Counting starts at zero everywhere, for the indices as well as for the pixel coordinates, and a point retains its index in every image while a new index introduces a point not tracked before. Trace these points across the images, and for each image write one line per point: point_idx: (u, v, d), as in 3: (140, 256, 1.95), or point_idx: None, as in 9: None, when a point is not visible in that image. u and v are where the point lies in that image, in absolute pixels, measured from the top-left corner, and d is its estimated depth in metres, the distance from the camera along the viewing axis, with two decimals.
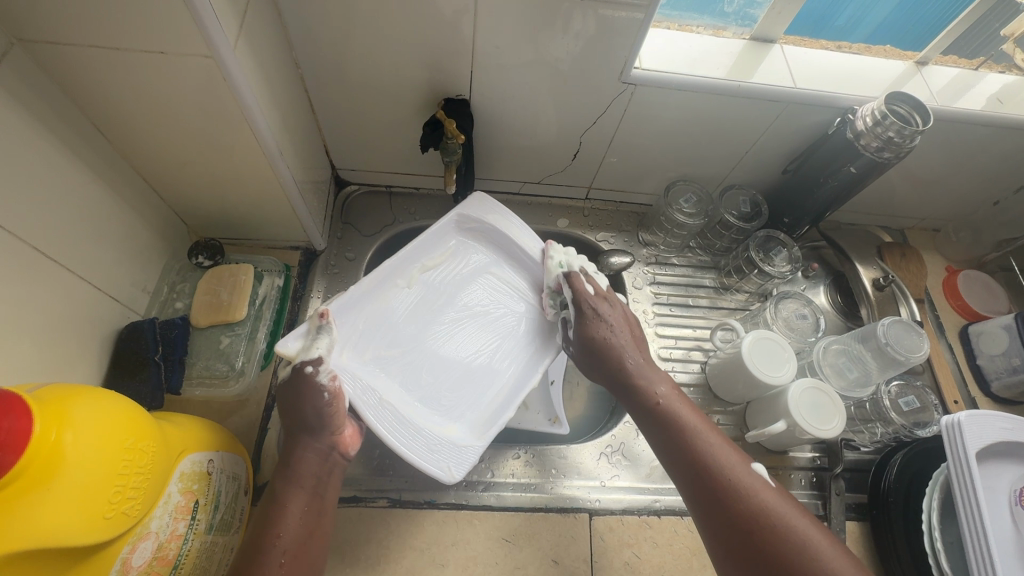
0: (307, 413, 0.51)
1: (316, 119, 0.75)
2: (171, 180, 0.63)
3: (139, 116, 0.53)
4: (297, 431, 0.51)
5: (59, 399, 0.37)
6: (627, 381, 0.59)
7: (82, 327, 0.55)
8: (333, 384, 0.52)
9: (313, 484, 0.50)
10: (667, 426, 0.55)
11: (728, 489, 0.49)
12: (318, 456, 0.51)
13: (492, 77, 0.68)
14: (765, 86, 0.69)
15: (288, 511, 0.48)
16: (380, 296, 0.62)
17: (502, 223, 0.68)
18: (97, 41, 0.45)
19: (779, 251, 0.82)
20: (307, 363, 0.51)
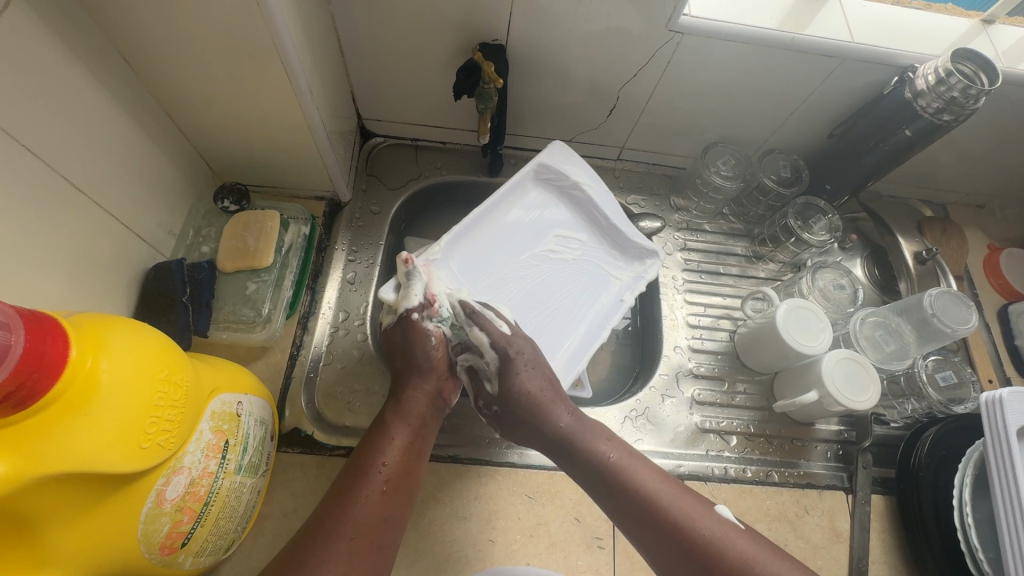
0: (417, 352, 0.55)
1: (344, 63, 0.72)
2: (196, 118, 0.61)
3: (165, 45, 0.50)
4: (408, 375, 0.55)
5: (95, 327, 0.36)
6: (570, 448, 0.53)
7: (108, 263, 0.53)
8: (438, 332, 0.56)
9: (417, 424, 0.52)
10: (623, 493, 0.49)
11: (709, 551, 0.44)
12: (426, 397, 0.54)
13: (531, 22, 0.65)
14: (820, 39, 0.64)
15: (393, 443, 0.50)
16: (473, 244, 0.68)
17: (578, 171, 0.72)
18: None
19: (818, 219, 0.79)
20: (412, 310, 0.55)
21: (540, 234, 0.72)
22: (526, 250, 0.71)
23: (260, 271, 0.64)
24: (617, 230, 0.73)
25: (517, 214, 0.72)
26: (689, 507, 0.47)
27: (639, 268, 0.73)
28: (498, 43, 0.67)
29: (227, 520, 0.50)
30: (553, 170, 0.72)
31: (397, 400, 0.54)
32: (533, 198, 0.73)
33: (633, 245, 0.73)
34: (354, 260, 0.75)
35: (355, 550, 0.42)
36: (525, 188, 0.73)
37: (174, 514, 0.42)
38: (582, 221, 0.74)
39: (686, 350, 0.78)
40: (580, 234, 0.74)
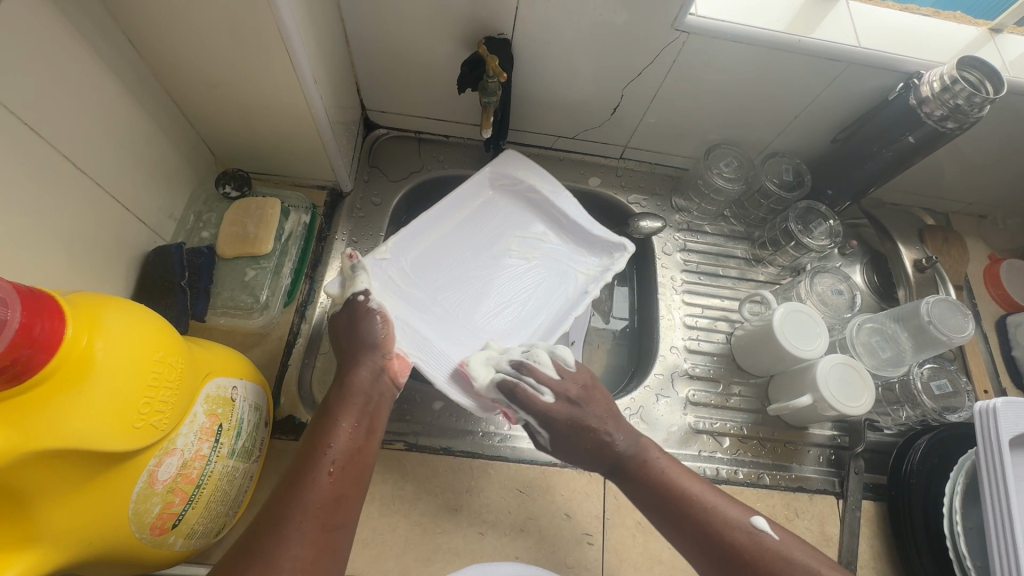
0: (365, 334, 0.55)
1: (350, 53, 0.72)
2: (200, 103, 0.61)
3: (171, 29, 0.51)
4: (351, 353, 0.55)
5: (93, 307, 0.37)
6: (629, 467, 0.53)
7: (108, 244, 0.54)
8: (382, 308, 0.58)
9: (365, 402, 0.51)
10: (667, 501, 0.51)
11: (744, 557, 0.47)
12: (370, 374, 0.53)
13: (537, 18, 0.64)
14: (827, 42, 0.64)
15: (340, 426, 0.49)
16: (423, 246, 0.67)
17: (535, 176, 0.74)
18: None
19: (818, 224, 0.79)
20: (360, 293, 0.58)
21: (491, 235, 0.73)
22: (482, 251, 0.72)
23: (260, 258, 0.64)
24: (583, 227, 0.73)
25: (468, 218, 0.72)
26: (731, 513, 0.49)
27: (607, 260, 0.73)
28: (503, 37, 0.67)
29: (218, 503, 0.50)
30: (510, 177, 0.74)
31: (341, 380, 0.53)
32: (498, 203, 0.74)
33: (600, 238, 0.73)
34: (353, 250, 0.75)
35: (307, 533, 0.42)
36: (480, 191, 0.74)
37: (165, 495, 0.42)
38: (544, 223, 0.75)
39: (682, 350, 0.79)
40: (546, 236, 0.75)
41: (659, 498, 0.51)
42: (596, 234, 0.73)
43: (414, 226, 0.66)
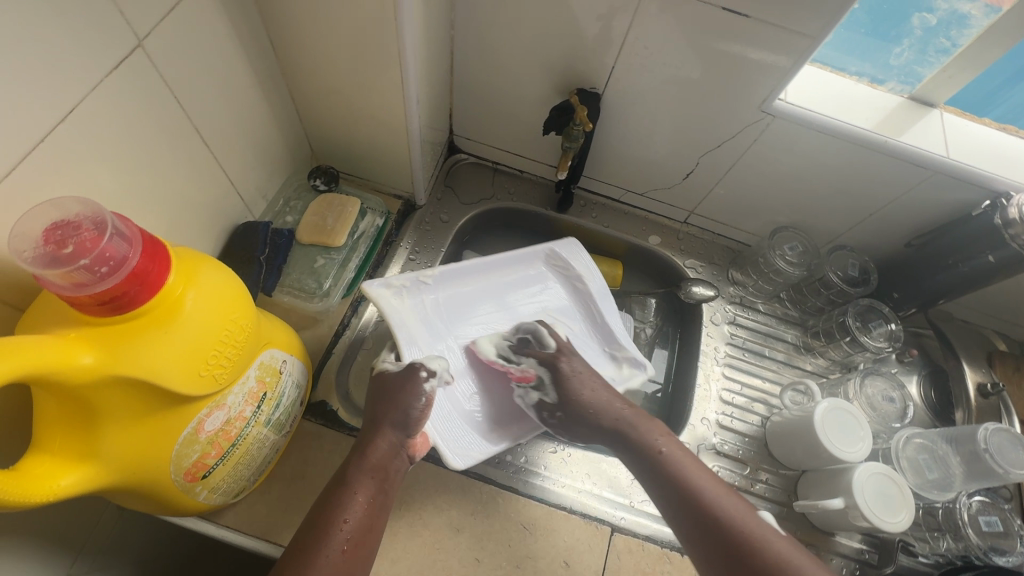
0: (400, 405, 0.58)
1: (451, 82, 0.78)
2: (314, 103, 0.68)
3: (309, 38, 0.58)
4: (383, 420, 0.57)
5: (190, 261, 0.41)
6: (620, 435, 0.59)
7: (211, 211, 0.59)
8: (430, 393, 0.60)
9: (381, 477, 0.53)
10: (672, 486, 0.53)
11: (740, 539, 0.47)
12: (389, 449, 0.55)
13: (630, 79, 0.69)
14: (913, 147, 0.65)
15: (354, 498, 0.50)
16: (465, 289, 0.73)
17: (586, 267, 0.77)
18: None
19: (877, 324, 0.77)
20: (421, 368, 0.61)
21: (528, 302, 0.76)
22: (513, 312, 0.75)
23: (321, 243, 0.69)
24: (611, 333, 0.75)
25: (509, 277, 0.76)
26: (734, 504, 0.50)
27: (620, 371, 0.73)
28: (594, 90, 0.71)
29: (244, 466, 0.53)
30: (565, 262, 0.77)
31: (359, 451, 0.55)
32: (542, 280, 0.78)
33: (620, 351, 0.74)
34: (414, 260, 0.80)
35: None
36: (526, 262, 0.77)
37: (205, 445, 0.46)
38: (581, 313, 0.77)
39: (712, 424, 0.77)
40: (576, 322, 0.77)
41: (648, 465, 0.56)
42: (620, 344, 0.74)
43: (460, 268, 0.72)
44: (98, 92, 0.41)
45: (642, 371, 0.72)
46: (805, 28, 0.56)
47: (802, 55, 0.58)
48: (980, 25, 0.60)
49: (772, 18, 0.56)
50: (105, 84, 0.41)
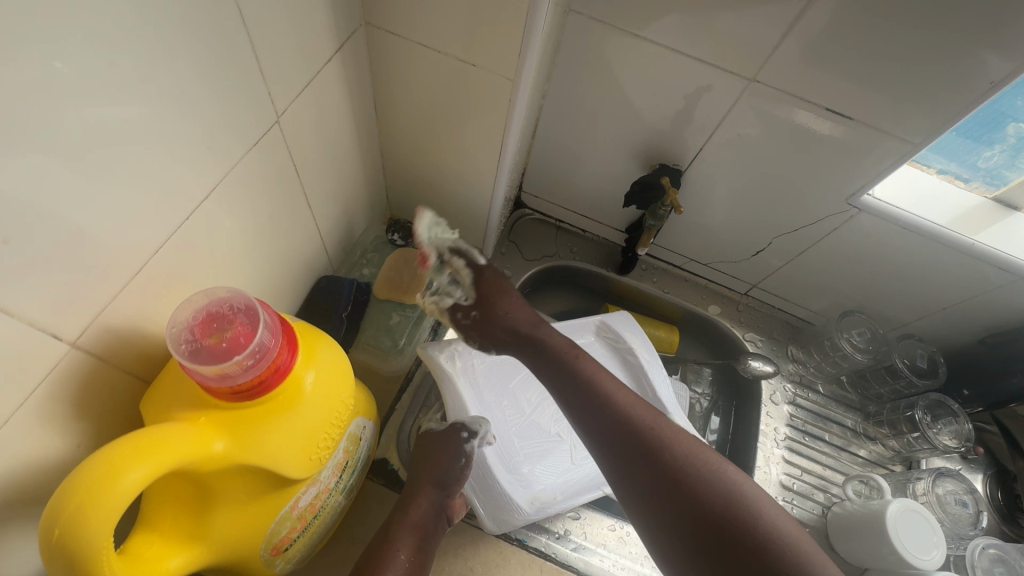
0: (442, 466, 0.59)
1: (530, 145, 0.79)
2: (404, 162, 0.69)
3: (416, 107, 0.59)
4: (424, 478, 0.59)
5: (310, 341, 0.41)
6: (536, 340, 0.61)
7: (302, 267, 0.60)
8: (470, 454, 0.61)
9: (421, 535, 0.56)
10: (566, 377, 0.56)
11: (648, 437, 0.49)
12: (429, 507, 0.58)
13: (716, 160, 0.70)
14: (1000, 253, 0.65)
15: (397, 555, 0.53)
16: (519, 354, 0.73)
17: (636, 342, 0.78)
18: (428, 41, 0.50)
19: (946, 420, 0.76)
20: (463, 428, 0.62)
21: None
22: None
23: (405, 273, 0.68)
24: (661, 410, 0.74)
25: None
26: (635, 404, 0.52)
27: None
28: (677, 167, 0.72)
29: (316, 536, 0.52)
30: (616, 334, 0.78)
31: (401, 508, 0.58)
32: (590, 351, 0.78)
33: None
34: None
35: None
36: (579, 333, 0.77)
37: (294, 521, 0.45)
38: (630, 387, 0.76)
39: None
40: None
41: (559, 367, 0.58)
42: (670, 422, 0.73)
43: None
44: (239, 168, 0.42)
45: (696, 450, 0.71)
46: (909, 135, 0.56)
47: (901, 158, 0.59)
48: None
49: (876, 124, 0.57)
50: (245, 160, 0.42)
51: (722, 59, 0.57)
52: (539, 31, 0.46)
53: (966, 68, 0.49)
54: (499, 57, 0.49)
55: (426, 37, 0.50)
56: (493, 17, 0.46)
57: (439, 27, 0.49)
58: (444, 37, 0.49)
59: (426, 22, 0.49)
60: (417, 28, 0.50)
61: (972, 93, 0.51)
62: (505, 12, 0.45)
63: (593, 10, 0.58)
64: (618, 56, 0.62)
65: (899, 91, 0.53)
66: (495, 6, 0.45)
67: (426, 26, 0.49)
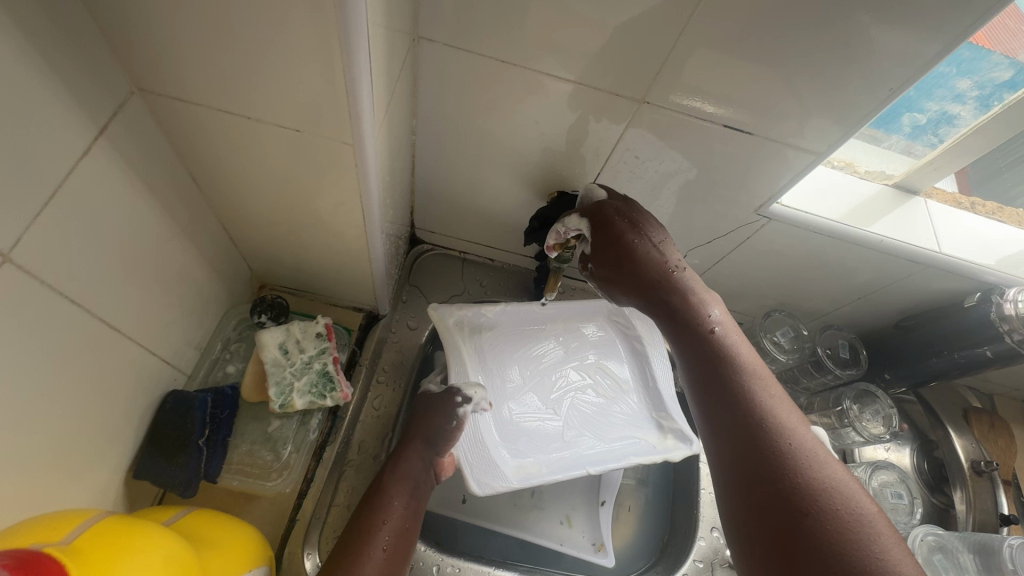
0: (434, 424, 0.63)
1: (413, 182, 0.70)
2: (257, 233, 0.57)
3: (247, 176, 0.48)
4: (416, 439, 0.63)
5: (103, 557, 0.31)
6: (663, 296, 0.49)
7: (134, 394, 0.47)
8: (463, 418, 0.64)
9: (413, 483, 0.61)
10: (699, 347, 0.46)
11: (776, 432, 0.39)
12: (420, 461, 0.62)
13: (617, 182, 0.64)
14: (906, 245, 0.64)
15: (391, 501, 0.58)
16: (529, 331, 0.75)
17: (647, 331, 0.78)
18: (234, 106, 0.40)
19: (873, 410, 0.75)
20: (458, 392, 0.65)
21: (592, 353, 0.76)
22: (578, 362, 0.75)
23: (280, 361, 0.56)
24: (661, 399, 0.73)
25: (576, 330, 0.77)
26: (767, 392, 0.42)
27: (665, 435, 0.70)
28: (575, 193, 0.66)
29: None
30: (627, 321, 0.78)
31: (396, 459, 0.62)
32: (602, 337, 0.78)
33: (667, 422, 0.72)
34: (383, 379, 0.71)
35: None
36: (592, 317, 0.79)
37: None
38: (633, 373, 0.76)
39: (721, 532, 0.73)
40: (628, 383, 0.75)
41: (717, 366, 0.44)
42: (668, 412, 0.72)
43: (530, 310, 0.75)
44: None
45: (687, 445, 0.69)
46: (814, 145, 0.54)
47: (806, 168, 0.57)
48: (970, 123, 0.57)
49: (777, 135, 0.54)
50: None
51: (607, 80, 0.51)
52: (369, 94, 0.37)
53: (856, 74, 0.47)
54: (330, 124, 0.40)
55: (229, 102, 0.39)
56: (310, 79, 0.36)
57: (244, 91, 0.38)
58: (253, 102, 0.39)
59: (223, 86, 0.38)
60: (213, 93, 0.39)
61: (873, 98, 0.49)
62: (323, 74, 0.36)
63: (451, 39, 0.50)
64: (489, 85, 0.54)
65: (797, 100, 0.50)
66: (307, 69, 0.35)
67: (225, 90, 0.38)
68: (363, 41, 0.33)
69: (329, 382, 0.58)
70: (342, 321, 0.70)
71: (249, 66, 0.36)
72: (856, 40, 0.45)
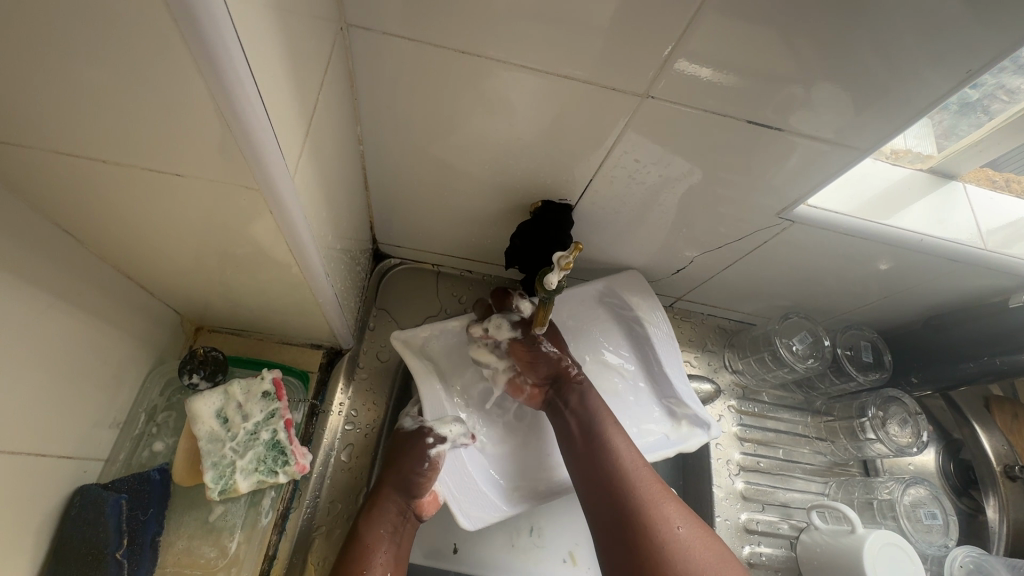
0: (405, 467, 0.54)
1: (368, 196, 0.59)
2: (173, 280, 0.47)
3: (140, 220, 0.37)
4: (387, 482, 0.54)
5: None
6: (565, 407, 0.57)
7: (36, 505, 0.38)
8: (438, 459, 0.55)
9: (394, 529, 0.53)
10: (593, 455, 0.53)
11: (634, 535, 0.49)
12: (397, 509, 0.53)
13: (609, 186, 0.54)
14: (947, 243, 0.56)
15: (371, 557, 0.50)
16: None
17: (648, 311, 0.66)
18: (86, 150, 0.30)
19: (900, 419, 0.69)
20: (429, 433, 0.57)
21: (586, 348, 0.67)
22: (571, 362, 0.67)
23: (218, 435, 0.47)
24: (669, 381, 0.64)
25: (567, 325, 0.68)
26: (657, 496, 0.51)
27: (677, 421, 0.64)
28: (563, 203, 0.56)
29: None
30: (623, 301, 0.66)
31: (371, 505, 0.53)
32: (600, 324, 0.68)
33: (679, 408, 0.64)
34: (351, 429, 0.61)
35: None
36: (585, 306, 0.68)
37: None
38: (636, 359, 0.67)
39: (742, 564, 0.66)
40: (631, 372, 0.67)
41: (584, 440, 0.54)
42: (678, 397, 0.64)
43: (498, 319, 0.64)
44: None
45: (704, 431, 0.62)
46: (854, 141, 0.46)
47: (847, 166, 0.49)
48: None
49: (807, 129, 0.45)
50: None
51: (599, 72, 0.42)
52: (257, 97, 0.28)
53: (900, 49, 0.38)
54: (220, 151, 0.30)
55: (79, 145, 0.30)
56: (187, 96, 0.27)
57: (99, 124, 0.29)
58: (112, 138, 0.30)
59: (65, 122, 0.28)
60: (58, 132, 0.29)
61: (940, 83, 0.40)
62: (192, 91, 0.26)
63: (403, 30, 0.39)
64: (446, 81, 0.44)
65: (836, 85, 0.41)
66: (169, 85, 0.26)
67: (70, 124, 0.29)
68: (227, 29, 0.24)
69: (281, 456, 0.49)
70: (297, 365, 0.60)
71: (97, 91, 0.26)
72: (906, 12, 0.36)
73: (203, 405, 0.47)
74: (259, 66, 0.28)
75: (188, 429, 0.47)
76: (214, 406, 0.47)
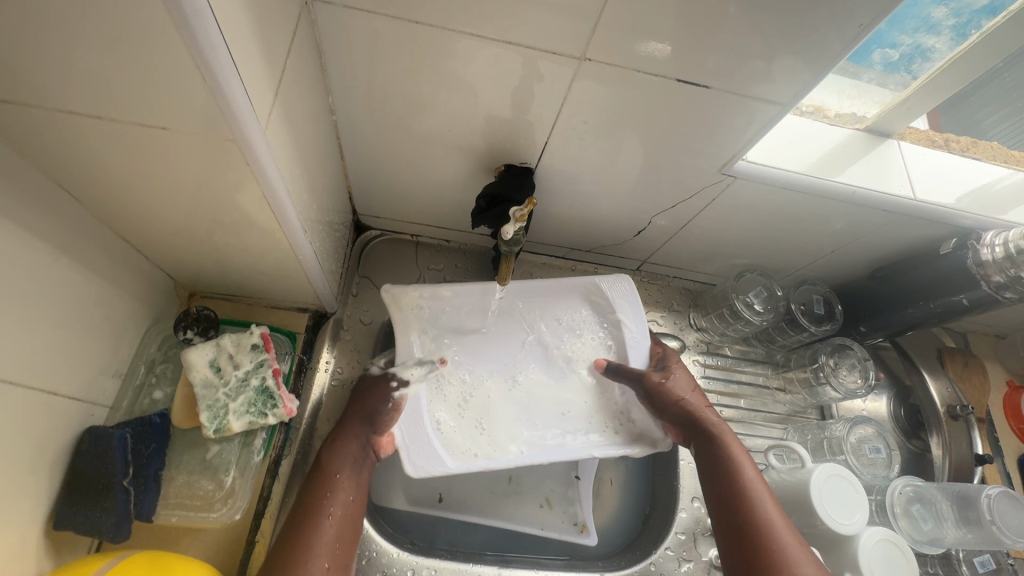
0: (372, 407, 0.60)
1: (344, 166, 0.63)
2: (162, 243, 0.51)
3: (128, 179, 0.41)
4: (352, 418, 0.59)
5: None
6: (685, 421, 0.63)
7: (47, 437, 0.43)
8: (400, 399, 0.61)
9: (358, 458, 0.57)
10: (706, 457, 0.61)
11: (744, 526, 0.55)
12: (359, 441, 0.58)
13: (566, 150, 0.58)
14: (880, 194, 0.60)
15: (339, 483, 0.54)
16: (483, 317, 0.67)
17: (630, 313, 0.68)
18: (76, 107, 0.34)
19: (850, 364, 0.74)
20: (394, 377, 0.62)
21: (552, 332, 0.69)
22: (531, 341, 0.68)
23: (212, 381, 0.52)
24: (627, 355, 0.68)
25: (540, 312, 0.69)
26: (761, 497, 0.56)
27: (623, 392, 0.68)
28: (525, 166, 0.61)
29: None
30: (606, 300, 0.68)
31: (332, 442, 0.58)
32: (576, 316, 0.69)
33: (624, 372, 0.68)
34: (338, 385, 0.66)
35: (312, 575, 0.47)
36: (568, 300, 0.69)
37: None
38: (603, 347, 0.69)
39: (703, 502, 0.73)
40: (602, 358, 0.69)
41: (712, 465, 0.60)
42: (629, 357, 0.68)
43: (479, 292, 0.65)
44: None
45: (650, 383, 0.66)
46: (781, 99, 0.50)
47: (775, 121, 0.52)
48: (946, 57, 0.52)
49: (738, 89, 0.49)
50: None
51: (541, 37, 0.45)
52: (228, 61, 0.32)
53: (810, 12, 0.42)
54: (198, 109, 0.35)
55: (72, 104, 0.34)
56: (166, 57, 0.31)
57: (92, 85, 0.33)
58: (102, 99, 0.34)
59: (63, 84, 0.32)
60: (57, 94, 0.33)
61: (848, 41, 0.44)
62: (172, 54, 0.31)
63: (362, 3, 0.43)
64: (404, 49, 0.48)
65: (757, 44, 0.45)
66: (149, 44, 0.30)
67: (62, 84, 0.32)
68: None
69: (269, 399, 0.54)
70: (285, 326, 0.64)
71: (90, 54, 0.31)
72: None
73: (196, 352, 0.52)
74: (230, 31, 0.32)
75: (184, 376, 0.52)
76: (206, 352, 0.52)
